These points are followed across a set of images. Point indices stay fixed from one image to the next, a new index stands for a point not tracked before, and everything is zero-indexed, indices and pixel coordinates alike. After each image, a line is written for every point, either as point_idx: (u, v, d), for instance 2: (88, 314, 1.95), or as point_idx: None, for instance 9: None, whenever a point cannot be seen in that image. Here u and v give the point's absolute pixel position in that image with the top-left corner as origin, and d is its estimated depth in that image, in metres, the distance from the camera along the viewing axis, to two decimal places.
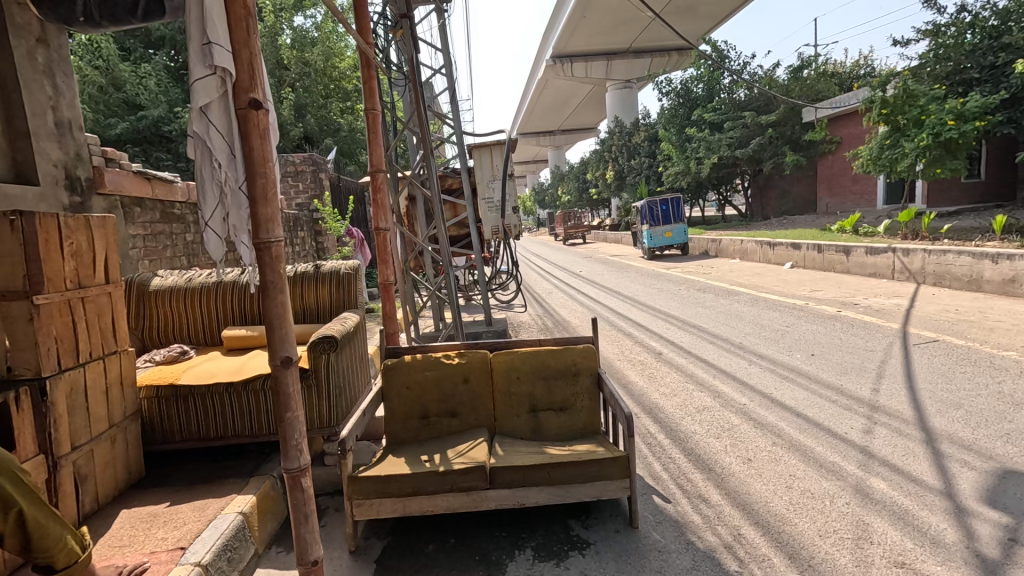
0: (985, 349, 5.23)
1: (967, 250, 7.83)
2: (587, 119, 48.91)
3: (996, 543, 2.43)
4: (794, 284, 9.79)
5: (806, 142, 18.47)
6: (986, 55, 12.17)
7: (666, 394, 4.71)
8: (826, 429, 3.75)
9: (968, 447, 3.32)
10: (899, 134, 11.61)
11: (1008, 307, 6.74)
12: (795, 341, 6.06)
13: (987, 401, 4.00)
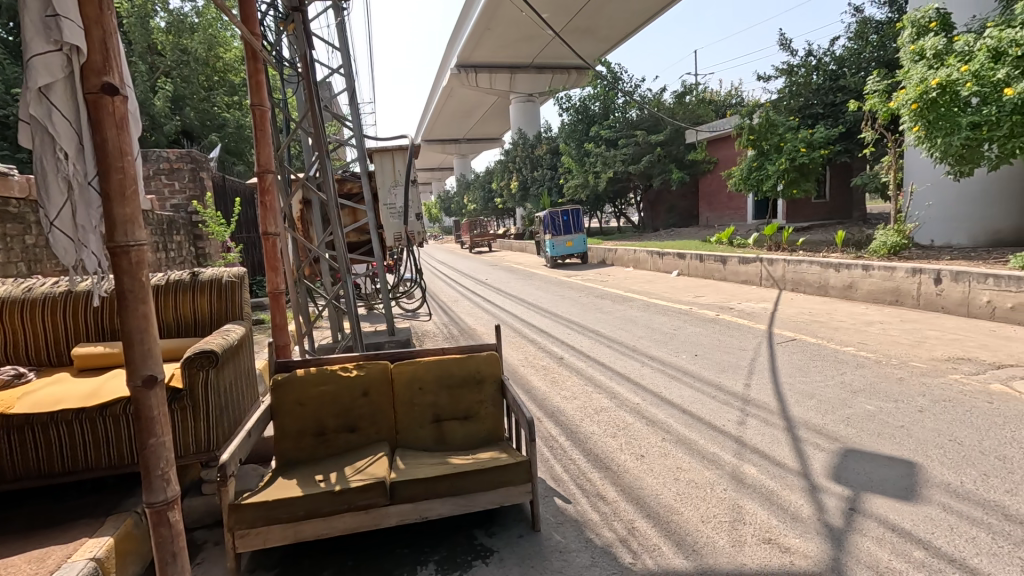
0: (832, 345, 6.08)
1: (816, 260, 9.08)
2: (492, 129, 49.71)
3: (840, 513, 2.80)
4: (680, 290, 10.68)
5: (689, 161, 20.33)
6: (828, 94, 14.33)
7: (567, 397, 4.89)
8: (707, 423, 4.10)
9: (820, 431, 3.82)
10: (764, 158, 13.17)
11: (847, 309, 7.90)
12: (681, 343, 6.59)
13: (833, 390, 4.64)
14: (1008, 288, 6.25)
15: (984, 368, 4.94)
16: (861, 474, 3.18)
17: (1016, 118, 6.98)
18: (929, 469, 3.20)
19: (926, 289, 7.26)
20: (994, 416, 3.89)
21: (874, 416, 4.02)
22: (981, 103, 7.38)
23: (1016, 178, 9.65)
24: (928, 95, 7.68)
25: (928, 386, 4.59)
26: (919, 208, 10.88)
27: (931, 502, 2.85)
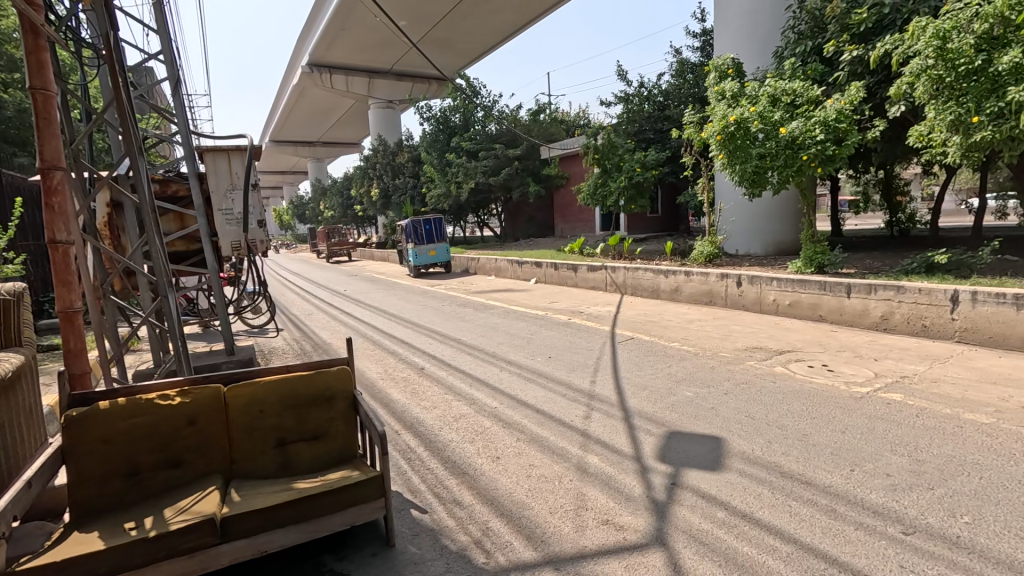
0: (662, 342, 6.94)
1: (650, 268, 10.29)
2: (350, 133, 47.62)
3: (664, 488, 3.21)
4: (537, 297, 11.30)
5: (544, 175, 21.64)
6: (656, 122, 16.42)
7: (427, 407, 4.86)
8: (558, 420, 4.40)
9: (650, 418, 4.33)
10: (607, 175, 14.59)
11: (674, 310, 9.07)
12: (537, 346, 6.97)
13: (662, 381, 5.30)
14: (787, 288, 7.77)
15: (770, 354, 6.06)
16: (680, 452, 3.68)
17: (788, 151, 8.75)
18: (731, 441, 3.82)
19: (731, 291, 8.66)
20: (776, 393, 4.78)
21: (693, 401, 4.67)
22: (764, 138, 9.07)
23: (790, 201, 12.06)
24: (728, 129, 9.21)
25: (732, 372, 5.49)
26: (726, 223, 12.98)
27: (731, 469, 3.40)
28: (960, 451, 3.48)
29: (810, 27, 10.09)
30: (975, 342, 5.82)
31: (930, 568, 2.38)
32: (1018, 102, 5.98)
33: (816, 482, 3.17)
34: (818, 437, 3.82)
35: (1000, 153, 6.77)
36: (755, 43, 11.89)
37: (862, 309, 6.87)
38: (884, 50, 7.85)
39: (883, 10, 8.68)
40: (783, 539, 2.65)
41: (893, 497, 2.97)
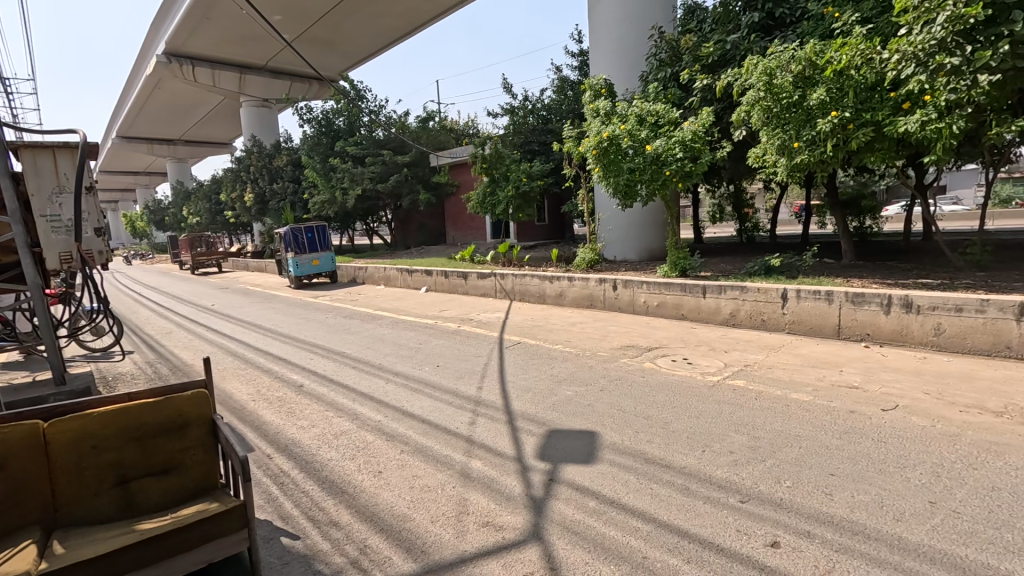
0: (546, 345, 7.25)
1: (536, 274, 10.69)
2: (219, 132, 43.42)
3: (542, 485, 3.36)
4: (427, 306, 11.18)
5: (434, 183, 21.47)
6: (541, 135, 17.23)
7: (304, 426, 4.57)
8: (442, 428, 4.40)
9: (532, 419, 4.50)
10: (495, 185, 14.89)
11: (559, 314, 9.50)
12: (425, 356, 6.89)
13: (545, 383, 5.54)
14: (655, 290, 8.55)
15: (641, 351, 6.61)
16: (558, 449, 3.88)
17: (654, 167, 9.64)
18: (604, 434, 4.11)
19: (608, 294, 9.30)
20: (644, 387, 5.23)
21: (571, 400, 4.94)
22: (634, 153, 9.89)
23: (657, 212, 13.30)
24: (603, 143, 9.90)
25: (607, 369, 5.90)
26: (605, 231, 13.95)
27: (603, 460, 3.66)
28: (785, 426, 4.09)
29: (669, 56, 11.30)
30: (800, 332, 6.87)
31: (759, 528, 2.77)
32: (825, 131, 7.20)
33: (674, 465, 3.53)
34: (677, 424, 4.25)
35: (815, 173, 8.08)
36: (625, 67, 12.99)
37: (715, 308, 7.78)
38: (727, 81, 9.00)
39: (725, 46, 9.97)
40: (645, 519, 2.92)
41: (733, 471, 3.40)
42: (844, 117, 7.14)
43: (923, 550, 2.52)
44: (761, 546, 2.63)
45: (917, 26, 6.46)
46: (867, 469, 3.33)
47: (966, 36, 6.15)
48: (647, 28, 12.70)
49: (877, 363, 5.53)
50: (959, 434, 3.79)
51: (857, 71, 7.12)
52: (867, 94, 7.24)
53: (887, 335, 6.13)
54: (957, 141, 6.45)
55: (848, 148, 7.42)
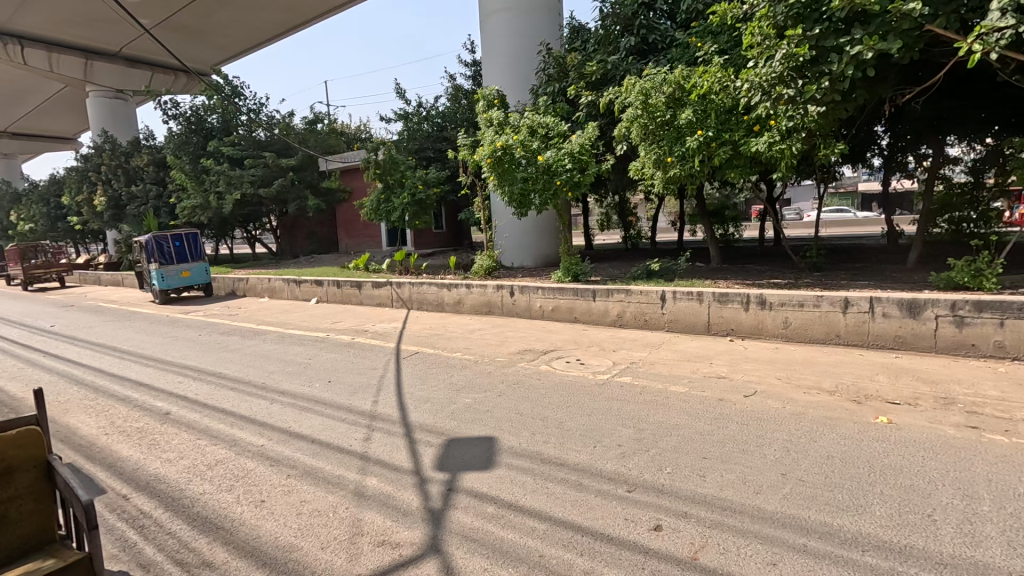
0: (445, 353, 7.18)
1: (434, 282, 10.56)
2: (59, 125, 37.37)
3: (440, 496, 3.31)
4: (318, 318, 10.55)
5: (323, 189, 20.16)
6: (436, 142, 17.19)
7: (171, 459, 4.06)
8: (334, 447, 4.16)
9: (430, 429, 4.42)
10: (389, 191, 14.47)
11: (457, 321, 9.47)
12: (315, 372, 6.48)
13: (443, 392, 5.47)
14: (549, 295, 8.87)
15: (537, 354, 6.81)
16: (456, 458, 3.85)
17: (545, 177, 10.02)
18: (502, 439, 4.17)
19: (506, 300, 9.47)
20: (540, 389, 5.39)
21: (470, 407, 4.94)
22: (527, 164, 10.21)
23: (550, 220, 13.85)
24: (497, 153, 10.06)
25: (506, 374, 5.99)
26: (501, 238, 14.22)
27: (501, 464, 3.70)
28: (666, 417, 4.44)
29: (557, 71, 11.89)
30: (678, 330, 7.53)
31: (644, 515, 2.97)
32: (693, 148, 8.02)
33: (568, 463, 3.68)
34: (571, 423, 4.43)
35: (686, 186, 8.94)
36: (516, 79, 13.40)
37: (604, 310, 8.26)
38: (609, 99, 9.64)
39: (606, 66, 10.70)
40: (541, 518, 2.99)
41: (622, 463, 3.62)
42: (708, 136, 8.00)
43: (777, 517, 2.88)
44: (646, 530, 2.83)
45: (761, 60, 7.44)
46: (733, 450, 3.73)
47: (798, 71, 7.19)
48: (536, 44, 13.23)
49: (740, 355, 6.23)
50: (803, 412, 4.39)
51: (717, 96, 8.07)
52: (725, 117, 8.19)
53: (747, 329, 6.94)
54: (796, 160, 7.52)
55: (712, 164, 8.31)
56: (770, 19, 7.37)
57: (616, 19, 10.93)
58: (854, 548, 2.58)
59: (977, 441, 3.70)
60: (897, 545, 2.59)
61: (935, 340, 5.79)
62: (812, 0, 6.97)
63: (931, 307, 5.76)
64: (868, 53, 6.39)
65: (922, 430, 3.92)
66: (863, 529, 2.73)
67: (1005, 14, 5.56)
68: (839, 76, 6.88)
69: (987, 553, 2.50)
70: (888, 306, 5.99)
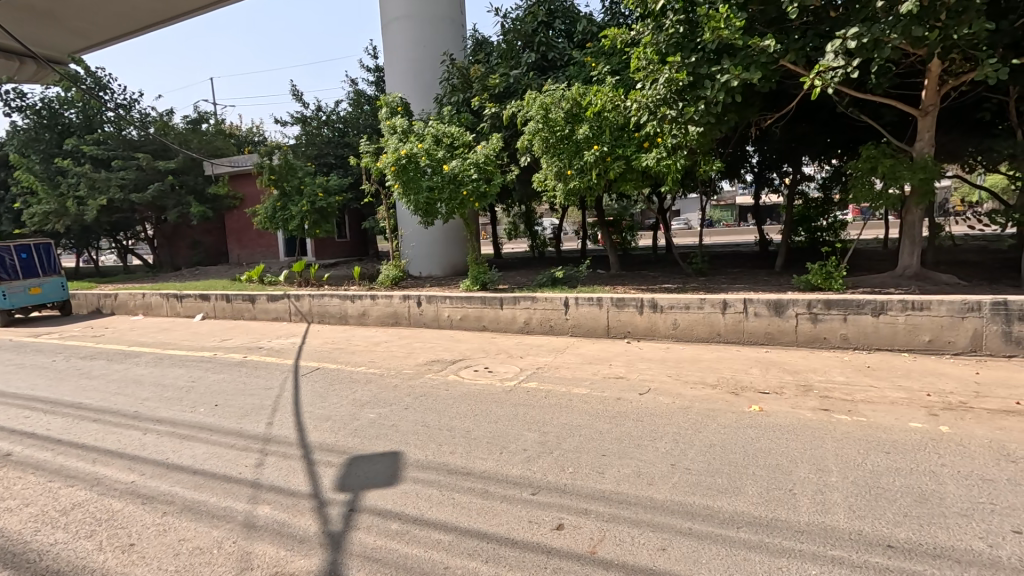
0: (348, 368, 6.87)
1: (336, 294, 10.08)
2: None
3: (341, 518, 3.15)
4: (204, 336, 9.61)
5: (210, 195, 18.49)
6: (337, 148, 16.54)
7: (12, 507, 3.46)
8: (220, 476, 3.80)
9: (330, 449, 4.21)
10: (286, 199, 13.61)
11: (362, 334, 9.11)
12: (199, 396, 5.88)
13: (346, 408, 5.23)
14: (457, 304, 8.85)
15: (445, 364, 6.75)
16: (359, 476, 3.69)
17: (451, 186, 10.00)
18: (408, 452, 4.08)
19: (412, 310, 9.29)
20: (447, 400, 5.35)
21: (374, 422, 4.77)
22: (432, 173, 10.13)
23: (456, 229, 13.83)
24: (402, 160, 9.86)
25: (413, 387, 5.87)
26: (407, 248, 13.98)
27: (407, 479, 3.62)
28: (568, 419, 4.62)
29: (461, 82, 11.99)
30: (580, 334, 7.87)
31: (547, 515, 3.06)
32: (591, 162, 8.46)
33: (474, 471, 3.69)
34: (478, 431, 4.44)
35: (586, 197, 9.38)
36: (420, 87, 13.28)
37: (511, 317, 8.41)
38: (512, 111, 9.88)
39: (508, 80, 11.01)
40: (447, 530, 2.97)
41: (526, 467, 3.71)
42: (603, 151, 8.49)
43: (666, 505, 3.11)
44: (549, 530, 2.91)
45: (647, 83, 8.08)
46: (629, 445, 3.97)
47: (678, 94, 7.89)
48: (438, 54, 13.22)
49: (637, 355, 6.64)
50: (690, 406, 4.79)
51: (610, 114, 8.60)
52: (618, 133, 8.73)
53: (642, 332, 7.43)
54: (680, 175, 8.23)
55: (608, 177, 8.83)
56: (653, 46, 8.03)
57: (517, 35, 11.27)
58: (730, 526, 2.86)
59: (828, 422, 4.27)
60: (765, 519, 2.91)
61: (796, 335, 6.60)
62: (689, 32, 7.68)
63: (792, 306, 6.57)
64: (735, 81, 7.15)
65: (787, 415, 4.44)
66: (738, 508, 3.04)
67: (837, 56, 6.53)
68: (713, 100, 7.59)
69: (834, 518, 2.90)
70: (759, 307, 6.74)
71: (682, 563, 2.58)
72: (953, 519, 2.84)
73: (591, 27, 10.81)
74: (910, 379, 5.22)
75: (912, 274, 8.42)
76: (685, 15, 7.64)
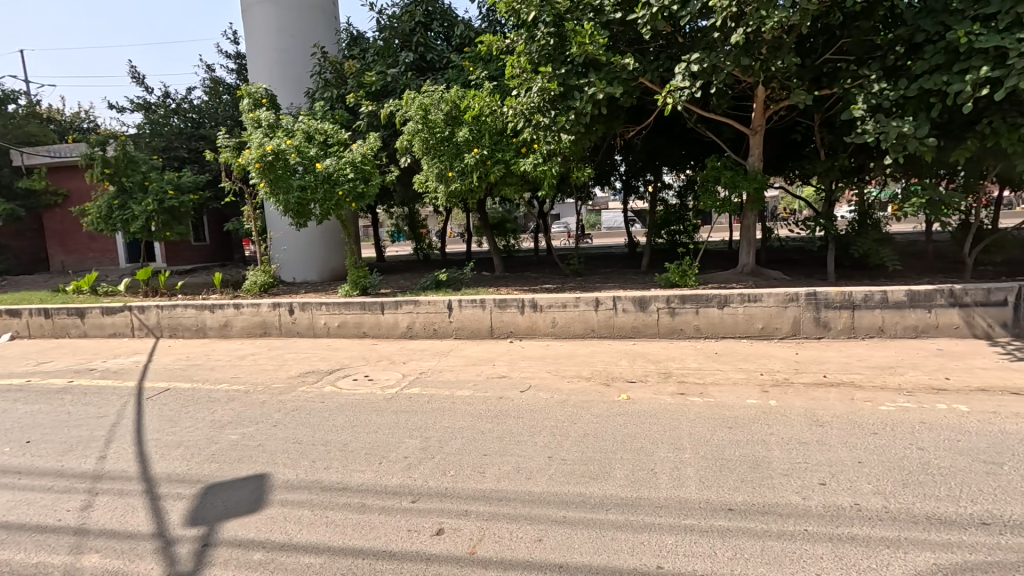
0: (206, 386, 6.13)
1: (191, 304, 8.96)
2: None
3: (192, 556, 2.80)
4: (13, 360, 7.95)
5: (21, 190, 15.41)
6: (191, 141, 14.81)
7: None
8: (31, 528, 3.16)
9: (181, 479, 3.71)
10: (126, 196, 11.82)
11: (224, 347, 8.21)
12: (4, 433, 4.84)
13: (202, 431, 4.66)
14: (334, 311, 8.36)
15: (321, 375, 6.34)
16: (215, 507, 3.31)
17: (326, 186, 9.40)
18: (276, 473, 3.75)
19: (284, 319, 8.58)
20: (323, 413, 5.02)
21: (237, 445, 4.31)
22: (304, 171, 9.46)
23: (333, 231, 13.04)
24: (267, 157, 9.05)
25: (284, 402, 5.42)
26: (278, 251, 12.94)
27: (273, 503, 3.32)
28: (451, 422, 4.59)
29: (335, 77, 11.42)
30: (464, 336, 7.88)
31: (427, 522, 3.01)
32: (471, 164, 8.52)
33: (351, 485, 3.50)
34: (356, 442, 4.24)
35: (467, 200, 9.41)
36: (289, 79, 12.36)
37: (393, 322, 8.16)
38: (390, 111, 9.61)
39: (385, 78, 10.69)
40: (318, 552, 2.78)
41: (407, 475, 3.61)
42: (483, 154, 8.60)
43: (543, 497, 3.23)
44: (428, 537, 2.87)
45: (523, 90, 8.37)
46: (509, 443, 4.05)
47: (551, 104, 8.26)
48: (308, 47, 12.40)
49: (519, 354, 6.83)
50: (567, 399, 5.04)
51: (488, 119, 8.72)
52: (496, 138, 8.91)
53: (523, 331, 7.66)
54: (556, 179, 8.66)
55: (488, 180, 8.95)
56: (527, 55, 8.35)
57: (394, 33, 11.02)
58: (600, 509, 3.05)
59: (684, 404, 4.77)
60: (630, 499, 3.15)
61: (658, 327, 7.27)
62: (558, 45, 8.11)
63: (653, 301, 7.24)
64: (600, 94, 7.70)
65: (650, 401, 4.87)
66: (607, 492, 3.25)
67: (684, 78, 7.33)
68: (582, 111, 8.07)
69: (686, 490, 3.24)
70: (626, 303, 7.31)
71: (558, 550, 2.70)
72: (777, 479, 3.33)
73: (469, 32, 10.92)
74: (748, 362, 6.03)
75: (749, 271, 9.74)
76: (555, 28, 8.06)
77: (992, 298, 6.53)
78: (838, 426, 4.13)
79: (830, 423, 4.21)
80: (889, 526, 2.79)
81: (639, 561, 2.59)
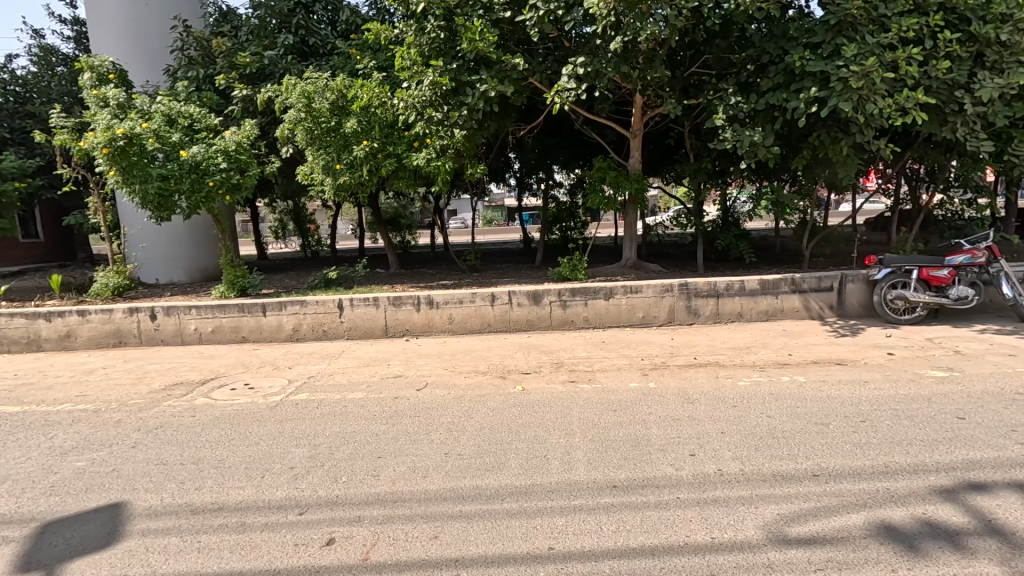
0: (42, 408, 5.22)
1: (18, 312, 7.55)
2: None
3: None
4: None
5: None
6: (13, 119, 12.45)
7: None
8: None
9: (8, 520, 3.14)
10: None
11: (65, 361, 7.04)
12: None
13: (37, 461, 3.97)
14: (206, 315, 7.56)
15: (191, 387, 5.70)
16: (56, 547, 2.84)
17: (193, 176, 8.42)
18: (135, 500, 3.32)
19: (144, 327, 7.59)
20: (194, 428, 4.53)
21: (84, 473, 3.73)
22: (165, 159, 8.41)
23: (203, 227, 11.67)
24: (118, 142, 7.88)
25: (145, 419, 4.79)
26: (136, 249, 11.41)
27: (131, 534, 2.93)
28: (342, 426, 4.39)
29: (201, 55, 10.28)
30: (357, 336, 7.57)
31: (316, 533, 2.86)
32: (361, 157, 8.14)
33: (228, 504, 3.21)
34: (234, 457, 3.89)
35: (358, 194, 9.01)
36: (142, 53, 10.87)
37: (277, 325, 7.59)
38: (268, 96, 8.90)
39: (261, 60, 9.83)
40: None
41: (293, 487, 3.39)
42: (373, 147, 8.27)
43: (439, 494, 3.21)
44: (318, 548, 2.74)
45: (413, 83, 8.15)
46: (405, 443, 3.98)
47: (444, 98, 8.16)
48: (166, 18, 10.96)
49: (415, 352, 6.71)
50: (464, 394, 5.06)
51: (377, 110, 8.40)
52: (388, 130, 8.59)
53: (419, 329, 7.54)
54: (449, 175, 8.59)
55: (379, 175, 8.62)
56: (417, 47, 8.15)
57: (270, 12, 10.16)
58: (495, 500, 3.11)
59: (575, 392, 5.03)
60: (525, 486, 3.26)
61: (551, 320, 7.57)
62: (449, 39, 8.04)
63: (546, 295, 7.51)
64: (491, 91, 7.79)
65: (544, 391, 5.06)
66: (502, 482, 3.33)
67: (570, 80, 7.68)
68: (474, 107, 8.08)
69: (576, 472, 3.42)
70: (521, 297, 7.51)
71: (453, 545, 2.71)
72: (655, 454, 3.64)
73: (355, 19, 10.42)
74: (630, 348, 6.51)
75: (631, 265, 10.47)
76: (445, 22, 7.99)
77: (823, 284, 7.71)
78: (705, 402, 4.63)
79: (699, 400, 4.69)
80: (744, 486, 3.19)
81: (531, 545, 2.70)
